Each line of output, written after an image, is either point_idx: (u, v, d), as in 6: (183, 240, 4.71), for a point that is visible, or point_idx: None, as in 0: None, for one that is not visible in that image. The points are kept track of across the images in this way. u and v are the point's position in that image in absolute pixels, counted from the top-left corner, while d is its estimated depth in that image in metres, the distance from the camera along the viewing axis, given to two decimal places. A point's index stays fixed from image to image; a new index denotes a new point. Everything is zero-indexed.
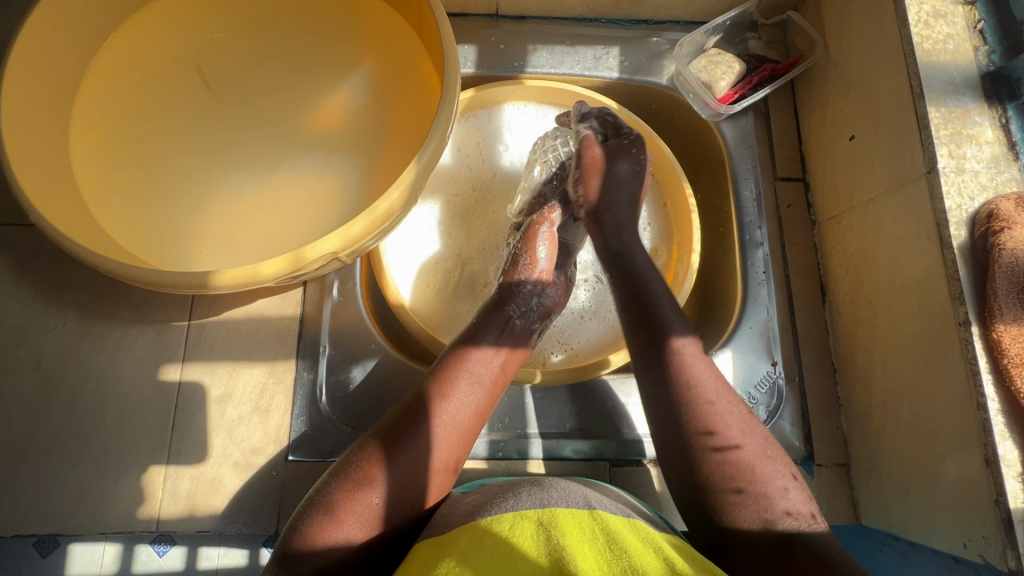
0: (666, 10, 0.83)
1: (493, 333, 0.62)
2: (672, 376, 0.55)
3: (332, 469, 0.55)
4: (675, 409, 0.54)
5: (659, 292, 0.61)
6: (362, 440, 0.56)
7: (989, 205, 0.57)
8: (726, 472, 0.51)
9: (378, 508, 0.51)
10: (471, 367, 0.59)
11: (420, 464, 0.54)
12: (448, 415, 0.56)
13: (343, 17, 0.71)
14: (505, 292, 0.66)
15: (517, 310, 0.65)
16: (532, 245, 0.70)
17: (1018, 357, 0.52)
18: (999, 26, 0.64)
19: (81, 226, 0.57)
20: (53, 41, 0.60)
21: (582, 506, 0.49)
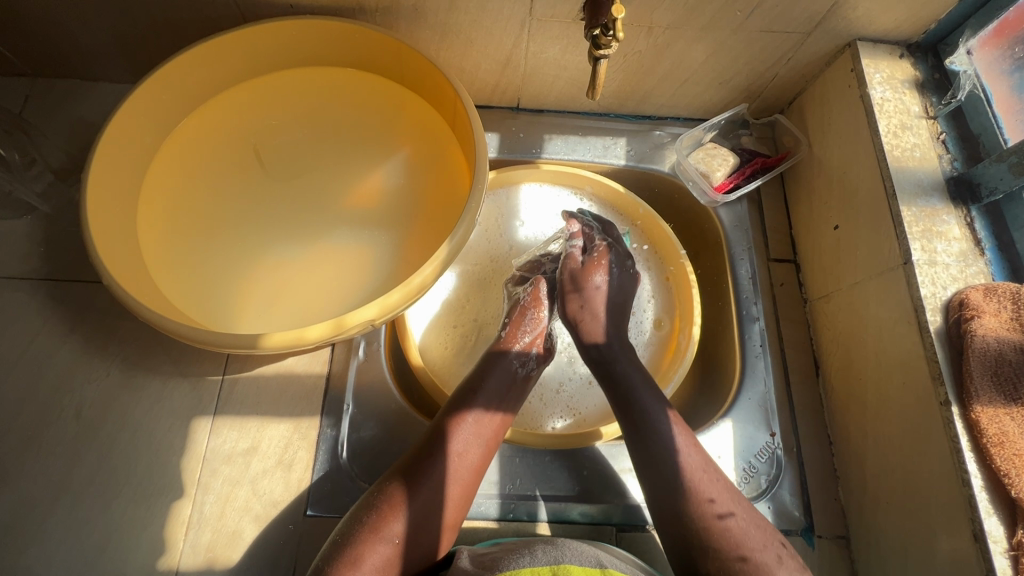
0: (668, 109, 0.93)
1: (491, 388, 0.67)
2: (674, 472, 0.62)
3: (348, 518, 0.58)
4: (673, 488, 0.62)
5: (637, 381, 0.69)
6: (378, 491, 0.59)
7: (960, 294, 0.64)
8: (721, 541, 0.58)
9: (392, 558, 0.55)
10: (471, 424, 0.64)
11: (429, 515, 0.58)
12: (452, 470, 0.61)
13: (385, 109, 0.80)
14: (506, 350, 0.72)
15: (519, 361, 0.71)
16: (539, 304, 0.77)
17: (996, 438, 0.57)
18: (960, 137, 0.73)
19: (142, 287, 0.64)
20: (135, 125, 0.68)
21: (594, 565, 0.52)
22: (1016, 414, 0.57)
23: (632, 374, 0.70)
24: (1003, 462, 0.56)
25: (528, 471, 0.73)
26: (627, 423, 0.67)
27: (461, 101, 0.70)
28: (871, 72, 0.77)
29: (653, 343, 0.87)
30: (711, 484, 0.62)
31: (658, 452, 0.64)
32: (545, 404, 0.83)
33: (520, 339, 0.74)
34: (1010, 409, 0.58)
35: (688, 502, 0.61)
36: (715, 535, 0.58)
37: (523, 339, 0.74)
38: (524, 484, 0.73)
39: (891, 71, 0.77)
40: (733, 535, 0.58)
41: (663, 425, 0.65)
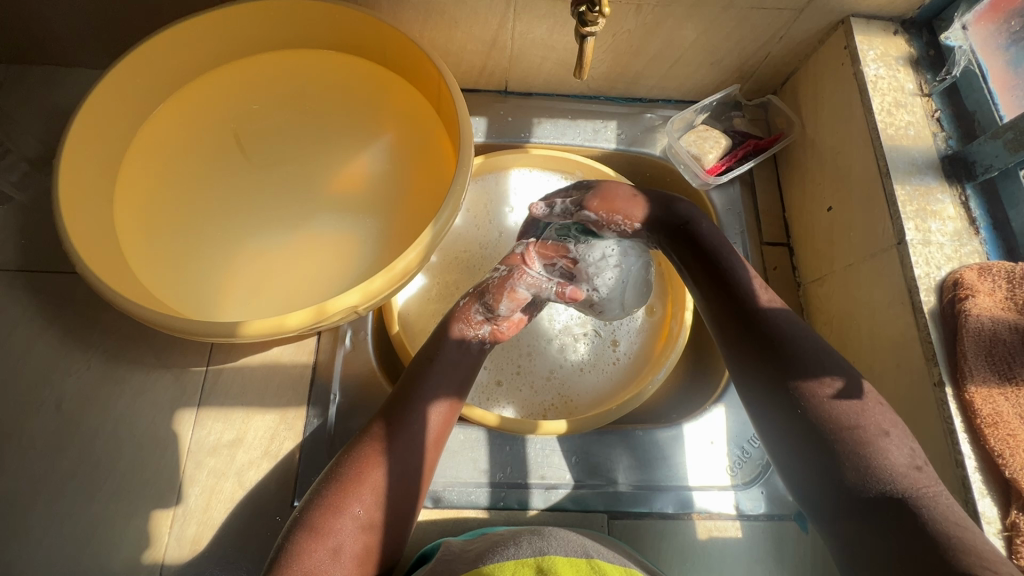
0: (659, 91, 0.91)
1: (439, 372, 0.65)
2: (824, 415, 0.54)
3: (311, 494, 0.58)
4: (819, 424, 0.54)
5: (783, 319, 0.60)
6: (339, 467, 0.60)
7: (955, 274, 0.62)
8: (857, 449, 0.52)
9: (366, 543, 0.56)
10: (425, 410, 0.62)
11: (398, 500, 0.59)
12: (411, 455, 0.60)
13: (368, 93, 0.78)
14: (457, 330, 0.69)
15: (472, 339, 0.70)
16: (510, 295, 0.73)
17: (990, 418, 0.56)
18: (955, 115, 0.72)
19: (118, 276, 0.62)
20: (110, 110, 0.66)
21: (580, 555, 0.52)
22: (1010, 394, 0.57)
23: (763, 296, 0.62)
24: (998, 442, 0.55)
25: (518, 459, 0.72)
26: (756, 352, 0.60)
27: (444, 82, 0.68)
28: (864, 49, 0.75)
29: (645, 329, 0.85)
30: (838, 386, 0.55)
31: (787, 376, 0.57)
32: (537, 392, 0.82)
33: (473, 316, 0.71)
34: (1004, 388, 0.57)
35: (814, 414, 0.55)
36: (854, 444, 0.53)
37: (477, 321, 0.71)
38: (514, 473, 0.72)
39: (885, 48, 0.75)
40: (872, 445, 0.52)
41: (820, 370, 0.56)
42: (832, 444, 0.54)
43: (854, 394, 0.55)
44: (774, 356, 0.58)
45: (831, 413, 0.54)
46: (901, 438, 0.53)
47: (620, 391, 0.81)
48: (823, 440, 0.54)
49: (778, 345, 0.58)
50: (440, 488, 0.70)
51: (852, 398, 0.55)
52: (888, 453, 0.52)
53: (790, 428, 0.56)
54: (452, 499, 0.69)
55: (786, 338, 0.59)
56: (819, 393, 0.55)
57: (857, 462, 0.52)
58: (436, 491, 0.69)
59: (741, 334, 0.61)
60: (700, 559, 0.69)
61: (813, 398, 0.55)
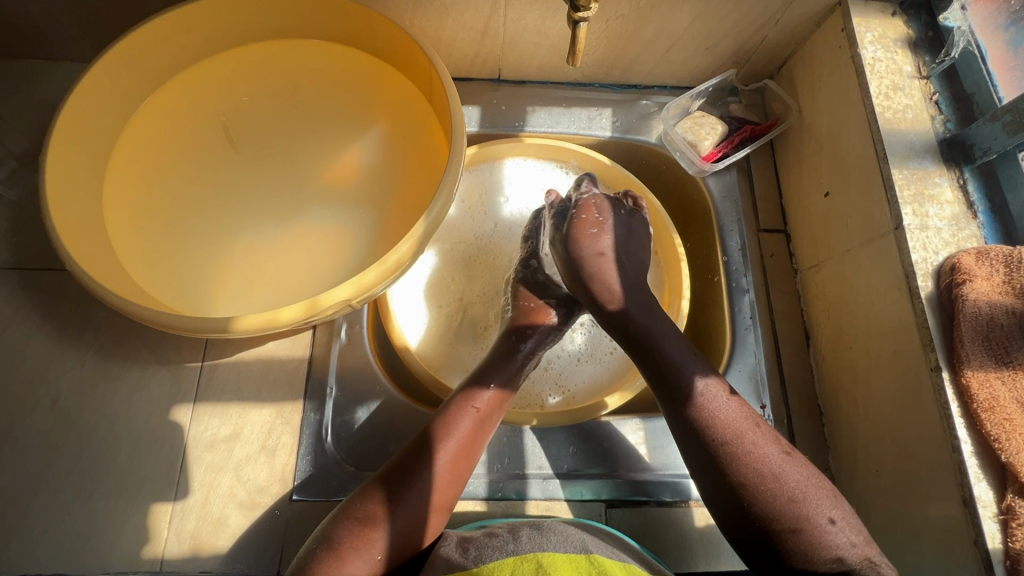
0: (654, 77, 0.90)
1: (502, 374, 0.67)
2: (716, 427, 0.58)
3: (343, 505, 0.56)
4: (713, 441, 0.58)
5: (661, 333, 0.65)
6: (377, 477, 0.58)
7: (952, 258, 0.62)
8: (790, 507, 0.54)
9: (394, 539, 0.54)
10: (477, 409, 0.63)
11: (435, 496, 0.58)
12: (459, 454, 0.60)
13: (358, 82, 0.77)
14: (523, 340, 0.70)
15: (527, 358, 0.70)
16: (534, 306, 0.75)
17: (986, 403, 0.56)
18: (953, 97, 0.71)
19: (110, 273, 0.62)
20: (96, 104, 0.65)
21: (579, 550, 0.52)
22: (1006, 377, 0.57)
23: (640, 316, 0.66)
24: (994, 427, 0.55)
25: (516, 450, 0.72)
26: (655, 380, 0.63)
27: (435, 71, 0.67)
28: (861, 31, 0.74)
29: None
30: (764, 446, 0.57)
31: (710, 438, 0.58)
32: (534, 383, 0.82)
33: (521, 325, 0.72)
34: (1001, 373, 0.57)
35: (745, 475, 0.56)
36: (788, 503, 0.54)
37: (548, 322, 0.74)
38: (512, 464, 0.72)
39: (883, 30, 0.74)
40: (802, 505, 0.54)
41: (693, 387, 0.60)
42: (761, 505, 0.55)
43: (779, 451, 0.57)
44: (698, 420, 0.59)
45: (762, 471, 0.56)
46: (827, 494, 0.55)
47: (617, 381, 0.81)
48: (753, 498, 0.55)
49: (697, 409, 0.59)
50: None
51: (778, 459, 0.56)
52: (814, 509, 0.54)
53: (685, 444, 0.60)
54: None
55: (708, 396, 0.60)
56: (749, 454, 0.56)
57: (791, 525, 0.53)
58: None
59: (668, 396, 0.61)
60: (699, 547, 0.69)
61: (744, 459, 0.56)
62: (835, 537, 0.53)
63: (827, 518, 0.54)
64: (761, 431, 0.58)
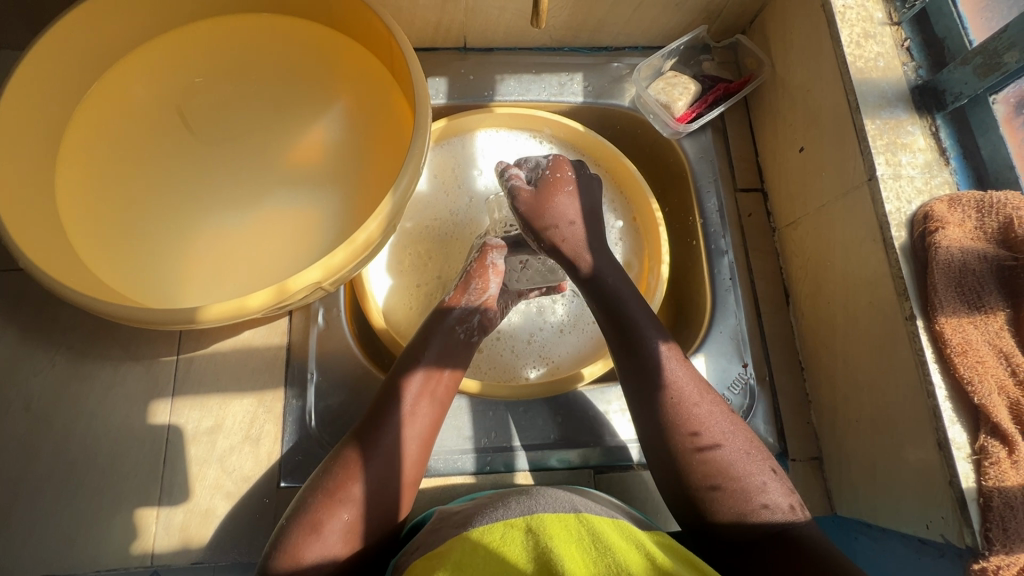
0: (624, 38, 0.88)
1: (435, 344, 0.66)
2: (660, 395, 0.60)
3: (308, 487, 0.57)
4: (660, 408, 0.60)
5: (636, 308, 0.66)
6: (334, 457, 0.58)
7: (925, 207, 0.62)
8: (713, 456, 0.57)
9: (351, 523, 0.54)
10: (413, 386, 0.62)
11: (388, 475, 0.57)
12: (401, 432, 0.59)
13: (316, 57, 0.74)
14: (449, 310, 0.69)
15: (462, 327, 0.68)
16: (484, 275, 0.72)
17: (959, 347, 0.56)
18: (924, 43, 0.70)
19: (69, 270, 0.60)
20: (40, 93, 0.62)
21: (569, 510, 0.52)
22: (978, 321, 0.57)
23: (624, 298, 0.66)
24: (967, 370, 0.55)
25: (502, 423, 0.72)
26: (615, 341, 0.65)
27: (394, 40, 0.65)
28: None
29: None
30: (702, 417, 0.59)
31: (655, 399, 0.60)
32: (517, 356, 0.81)
33: (462, 300, 0.70)
34: (973, 317, 0.58)
35: (680, 427, 0.59)
36: (711, 456, 0.57)
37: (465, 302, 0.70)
38: (499, 437, 0.72)
39: None
40: (734, 472, 0.56)
41: (653, 355, 0.62)
42: (694, 469, 0.57)
43: (725, 411, 0.60)
44: (651, 387, 0.61)
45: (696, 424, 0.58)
46: (756, 453, 0.58)
47: (601, 349, 0.81)
48: (685, 449, 0.58)
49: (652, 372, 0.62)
50: None
51: (717, 425, 0.59)
52: (744, 473, 0.56)
53: (636, 408, 0.62)
54: (439, 467, 0.70)
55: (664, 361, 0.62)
56: (688, 407, 0.59)
57: (711, 475, 0.56)
58: None
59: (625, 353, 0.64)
60: None
61: (683, 424, 0.59)
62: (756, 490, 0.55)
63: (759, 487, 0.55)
64: (707, 398, 0.61)
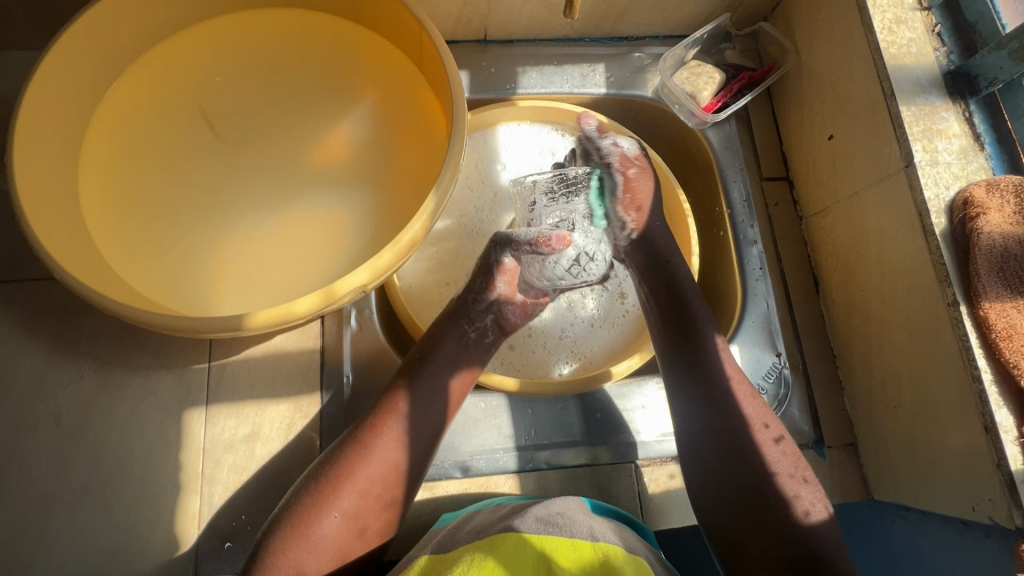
0: (647, 27, 0.87)
1: (451, 344, 0.65)
2: (715, 381, 0.63)
3: (313, 469, 0.57)
4: (714, 395, 0.62)
5: (696, 303, 0.68)
6: (342, 441, 0.58)
7: (964, 192, 0.62)
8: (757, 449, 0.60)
9: (355, 503, 0.55)
10: (450, 384, 0.63)
11: (407, 462, 0.58)
12: (427, 423, 0.60)
13: (339, 52, 0.72)
14: (460, 309, 0.70)
15: (471, 327, 0.68)
16: (493, 278, 0.72)
17: (1005, 331, 0.57)
18: (954, 28, 0.70)
19: (101, 279, 0.58)
20: (58, 95, 0.59)
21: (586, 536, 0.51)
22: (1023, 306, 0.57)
23: (688, 287, 0.70)
24: (1013, 354, 0.56)
25: (541, 421, 0.72)
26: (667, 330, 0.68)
27: (426, 34, 0.63)
28: None
29: None
30: (749, 410, 0.62)
31: (707, 382, 0.63)
32: (549, 352, 0.81)
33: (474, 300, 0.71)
34: (1017, 302, 0.57)
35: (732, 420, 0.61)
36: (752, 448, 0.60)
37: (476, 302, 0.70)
38: (539, 434, 0.71)
39: None
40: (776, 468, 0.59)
41: (708, 340, 0.65)
42: (740, 462, 0.59)
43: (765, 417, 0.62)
44: (703, 370, 0.64)
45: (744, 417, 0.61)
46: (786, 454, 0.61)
47: (633, 342, 0.81)
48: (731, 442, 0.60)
49: (704, 359, 0.64)
50: (467, 457, 0.69)
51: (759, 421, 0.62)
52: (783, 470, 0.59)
53: (681, 394, 0.64)
54: (481, 466, 0.69)
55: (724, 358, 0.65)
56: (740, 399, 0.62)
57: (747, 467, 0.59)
58: (464, 460, 0.69)
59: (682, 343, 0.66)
60: None
61: (730, 414, 0.61)
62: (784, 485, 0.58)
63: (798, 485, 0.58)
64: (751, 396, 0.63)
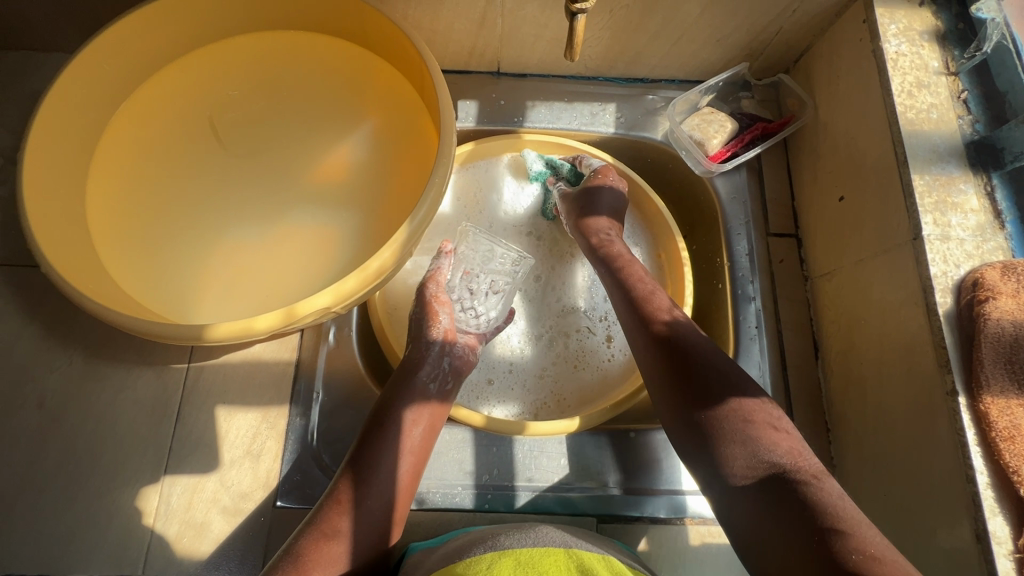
0: (662, 71, 0.86)
1: (414, 387, 0.64)
2: (716, 425, 0.55)
3: (305, 524, 0.56)
4: (714, 444, 0.54)
5: (690, 341, 0.61)
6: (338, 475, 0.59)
7: (975, 273, 0.57)
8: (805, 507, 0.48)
9: (342, 558, 0.54)
10: (410, 421, 0.62)
11: (382, 504, 0.58)
12: (393, 464, 0.59)
13: (348, 76, 0.74)
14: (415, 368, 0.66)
15: (429, 375, 0.66)
16: (433, 314, 0.71)
17: (1006, 431, 0.52)
18: (983, 96, 0.66)
19: (91, 276, 0.60)
20: (80, 100, 0.64)
21: (559, 545, 0.49)
22: None
23: (679, 329, 0.63)
24: (1014, 458, 0.51)
25: (505, 461, 0.70)
26: (664, 373, 0.60)
27: (425, 66, 0.64)
28: (885, 23, 0.68)
29: None
30: (782, 454, 0.52)
31: (707, 426, 0.55)
32: (527, 391, 0.79)
33: (428, 353, 0.68)
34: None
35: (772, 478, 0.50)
36: (793, 503, 0.48)
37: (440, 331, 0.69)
38: (501, 474, 0.70)
39: (909, 22, 0.69)
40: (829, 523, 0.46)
41: (713, 384, 0.57)
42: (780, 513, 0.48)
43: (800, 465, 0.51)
44: (702, 416, 0.56)
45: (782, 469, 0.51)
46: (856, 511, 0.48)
47: (614, 390, 0.78)
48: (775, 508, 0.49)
49: (703, 405, 0.56)
50: (424, 489, 0.68)
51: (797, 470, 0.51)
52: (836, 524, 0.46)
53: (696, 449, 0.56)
54: (436, 500, 0.68)
55: (735, 404, 0.55)
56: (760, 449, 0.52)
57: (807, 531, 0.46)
58: (420, 493, 0.68)
59: (686, 399, 0.57)
60: (692, 567, 0.67)
61: (756, 461, 0.52)
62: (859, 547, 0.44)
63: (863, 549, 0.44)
64: (782, 441, 0.53)
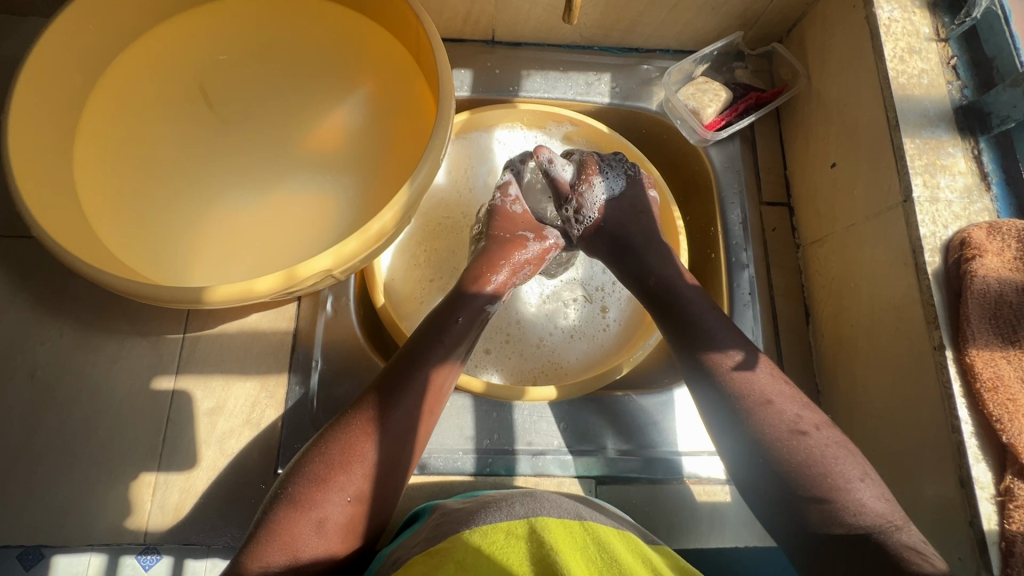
0: (657, 39, 0.86)
1: (430, 350, 0.61)
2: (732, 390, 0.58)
3: (299, 471, 0.54)
4: (736, 402, 0.58)
5: (684, 287, 0.65)
6: (340, 428, 0.56)
7: (962, 233, 0.59)
8: (842, 491, 0.53)
9: (350, 520, 0.53)
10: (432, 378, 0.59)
11: (393, 464, 0.55)
12: (412, 428, 0.57)
13: (341, 41, 0.73)
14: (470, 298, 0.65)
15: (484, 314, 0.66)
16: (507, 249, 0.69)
17: (989, 382, 0.54)
18: (971, 62, 0.67)
19: (83, 242, 0.59)
20: (65, 63, 0.62)
21: (573, 516, 0.50)
22: (1013, 356, 0.55)
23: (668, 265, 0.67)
24: (997, 407, 0.53)
25: (506, 426, 0.71)
26: (683, 337, 0.63)
27: (422, 28, 0.63)
28: None
29: None
30: (785, 405, 0.57)
31: (729, 383, 0.59)
32: (525, 360, 0.80)
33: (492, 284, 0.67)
34: (1006, 352, 0.55)
35: (809, 472, 0.54)
36: (808, 458, 0.54)
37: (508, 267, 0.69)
38: (501, 439, 0.70)
39: None
40: (831, 468, 0.54)
41: (731, 348, 0.60)
42: (793, 466, 0.54)
43: (807, 423, 0.56)
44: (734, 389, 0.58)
45: (788, 433, 0.55)
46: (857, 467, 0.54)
47: (611, 358, 0.79)
48: (810, 496, 0.53)
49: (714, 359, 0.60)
50: (425, 455, 0.69)
51: (806, 427, 0.56)
52: (837, 468, 0.54)
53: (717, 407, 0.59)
54: (438, 465, 0.68)
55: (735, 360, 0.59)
56: (768, 436, 0.56)
57: (813, 488, 0.53)
58: (422, 458, 0.68)
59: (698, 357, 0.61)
60: (688, 525, 0.69)
61: (767, 416, 0.56)
62: (854, 496, 0.53)
63: (856, 478, 0.54)
64: (787, 391, 0.58)
